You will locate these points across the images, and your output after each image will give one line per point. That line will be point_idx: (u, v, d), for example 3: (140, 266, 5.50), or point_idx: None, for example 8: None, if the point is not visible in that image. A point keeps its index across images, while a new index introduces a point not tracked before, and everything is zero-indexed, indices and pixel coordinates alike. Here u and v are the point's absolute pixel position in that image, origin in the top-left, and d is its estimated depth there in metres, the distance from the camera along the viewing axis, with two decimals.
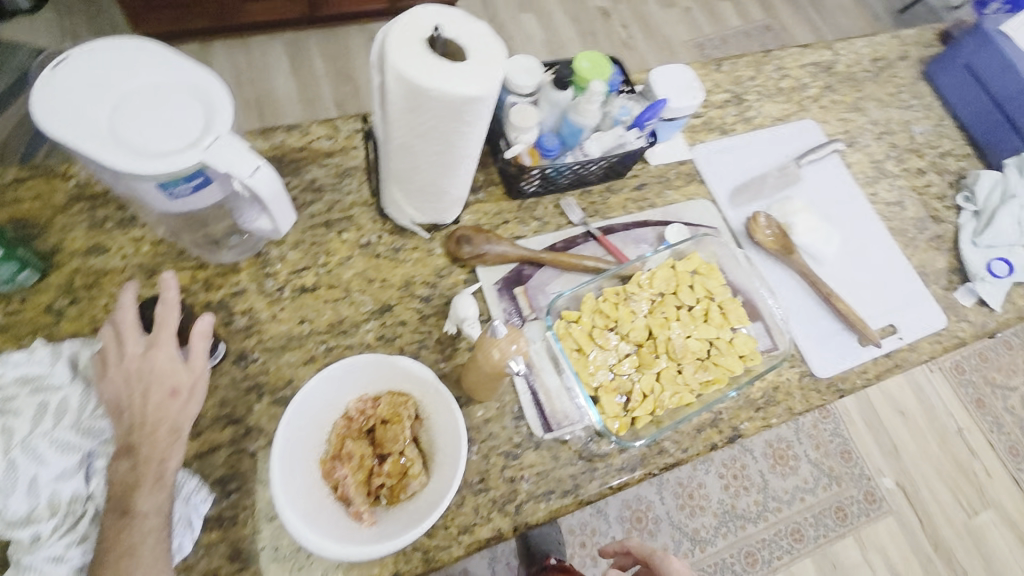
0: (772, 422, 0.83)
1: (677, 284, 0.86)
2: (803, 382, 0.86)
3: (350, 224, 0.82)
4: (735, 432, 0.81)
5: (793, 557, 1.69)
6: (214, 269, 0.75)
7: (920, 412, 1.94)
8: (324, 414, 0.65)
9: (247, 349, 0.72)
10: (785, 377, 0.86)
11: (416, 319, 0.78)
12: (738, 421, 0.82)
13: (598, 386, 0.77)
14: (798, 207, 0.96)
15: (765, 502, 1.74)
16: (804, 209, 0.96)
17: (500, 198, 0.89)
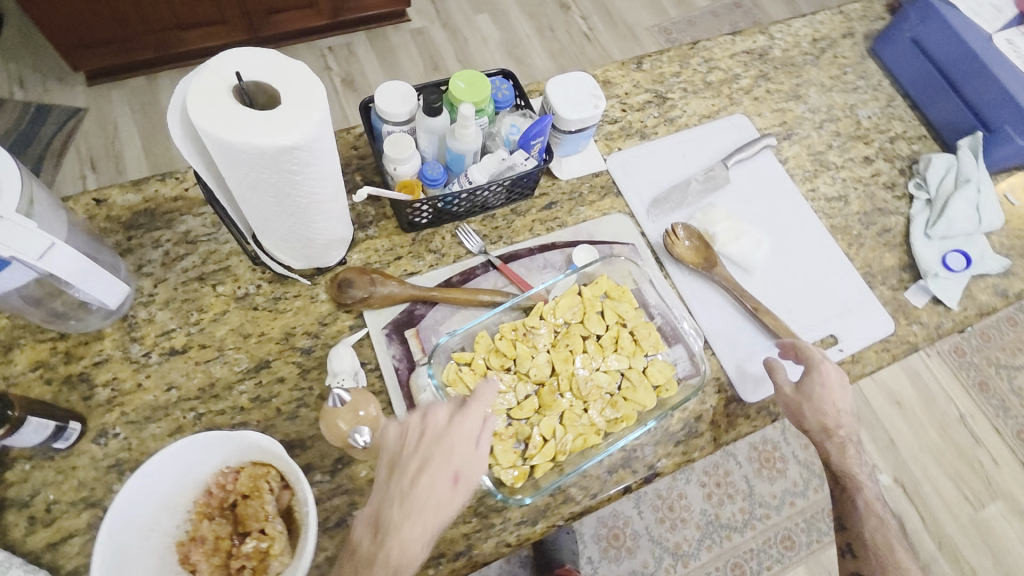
0: (694, 457, 0.77)
1: (585, 312, 0.79)
2: (729, 409, 0.79)
3: (226, 276, 0.77)
4: (651, 470, 0.75)
5: (784, 566, 1.57)
6: (75, 339, 0.71)
7: (920, 400, 1.82)
8: (175, 496, 0.60)
9: (108, 424, 0.68)
10: (708, 405, 0.79)
11: (296, 375, 0.73)
12: (655, 458, 0.76)
13: (492, 434, 0.71)
14: (721, 215, 0.88)
15: (752, 508, 1.62)
16: (728, 216, 0.88)
17: (392, 233, 0.83)
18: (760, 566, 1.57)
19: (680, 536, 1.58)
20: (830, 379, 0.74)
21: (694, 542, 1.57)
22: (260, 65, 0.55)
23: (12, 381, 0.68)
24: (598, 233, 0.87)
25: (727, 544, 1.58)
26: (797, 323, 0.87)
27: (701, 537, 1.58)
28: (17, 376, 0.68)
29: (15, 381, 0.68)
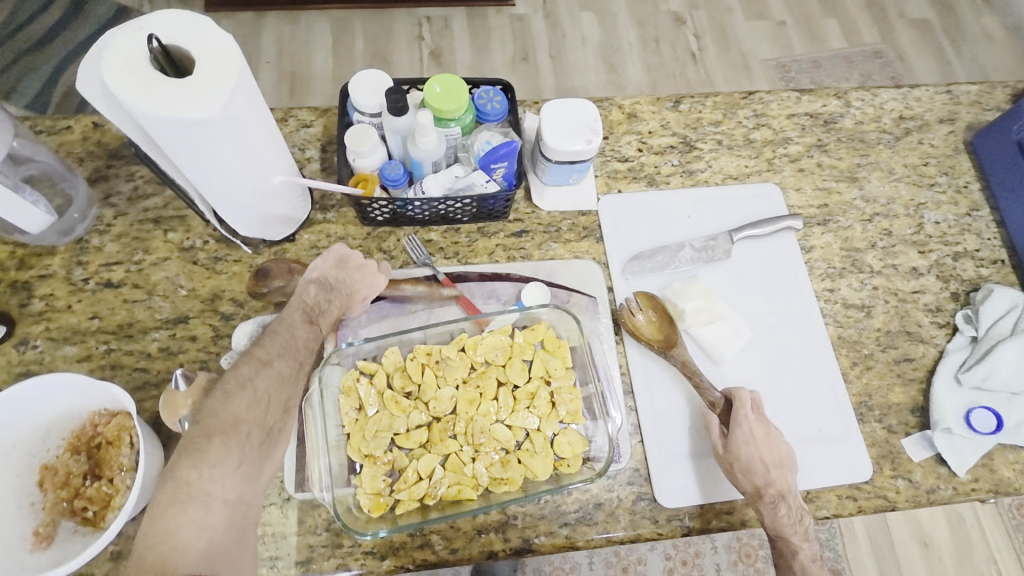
0: (578, 546, 0.68)
1: (509, 356, 0.73)
2: (637, 507, 0.70)
3: (179, 225, 0.79)
4: (525, 544, 0.68)
5: None
6: (32, 249, 0.76)
7: (954, 553, 1.42)
8: (44, 424, 0.63)
9: (31, 335, 0.72)
10: (615, 495, 0.70)
11: (208, 337, 0.74)
12: (533, 533, 0.68)
13: (366, 455, 0.67)
14: (701, 291, 0.78)
15: None
16: (708, 295, 0.78)
17: (349, 222, 0.81)
18: None
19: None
20: (754, 437, 0.69)
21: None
22: (182, 29, 0.54)
23: None
24: (559, 276, 0.80)
25: None
26: None
27: None
28: None
29: None
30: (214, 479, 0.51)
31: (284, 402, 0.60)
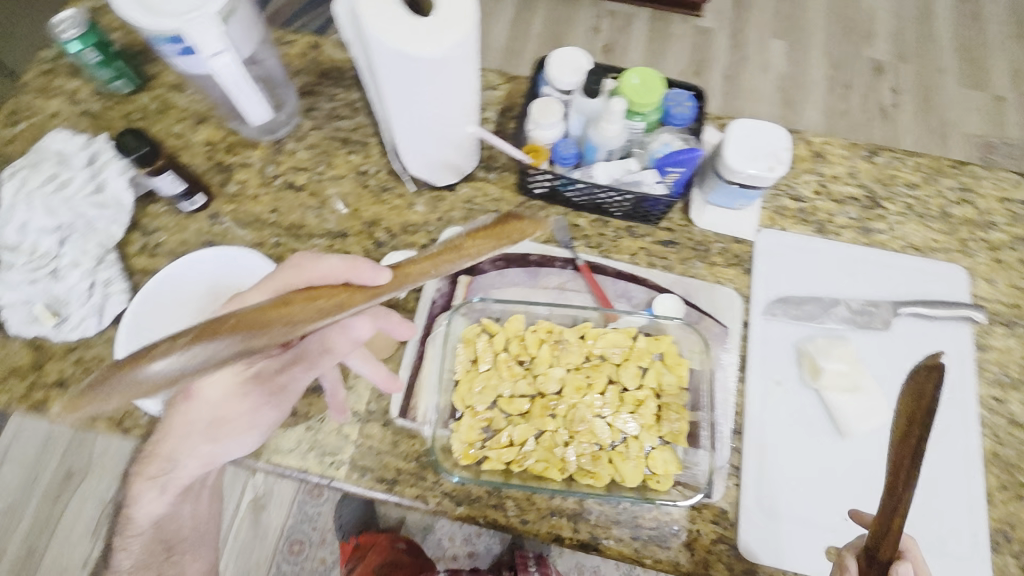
0: (644, 563, 0.67)
1: (626, 358, 0.73)
2: (713, 549, 0.67)
3: (361, 150, 0.86)
4: (592, 542, 0.67)
5: None
6: (241, 139, 0.86)
7: None
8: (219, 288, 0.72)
9: (222, 211, 0.82)
10: (694, 529, 0.68)
11: (359, 257, 0.80)
12: (604, 534, 0.67)
13: (469, 406, 0.71)
14: (849, 356, 0.71)
15: None
16: (856, 362, 0.71)
17: (508, 187, 0.84)
18: None
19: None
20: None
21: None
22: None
23: (189, 145, 0.86)
24: (697, 295, 0.77)
25: None
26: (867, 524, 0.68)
27: None
28: (195, 144, 0.86)
29: (191, 147, 0.86)
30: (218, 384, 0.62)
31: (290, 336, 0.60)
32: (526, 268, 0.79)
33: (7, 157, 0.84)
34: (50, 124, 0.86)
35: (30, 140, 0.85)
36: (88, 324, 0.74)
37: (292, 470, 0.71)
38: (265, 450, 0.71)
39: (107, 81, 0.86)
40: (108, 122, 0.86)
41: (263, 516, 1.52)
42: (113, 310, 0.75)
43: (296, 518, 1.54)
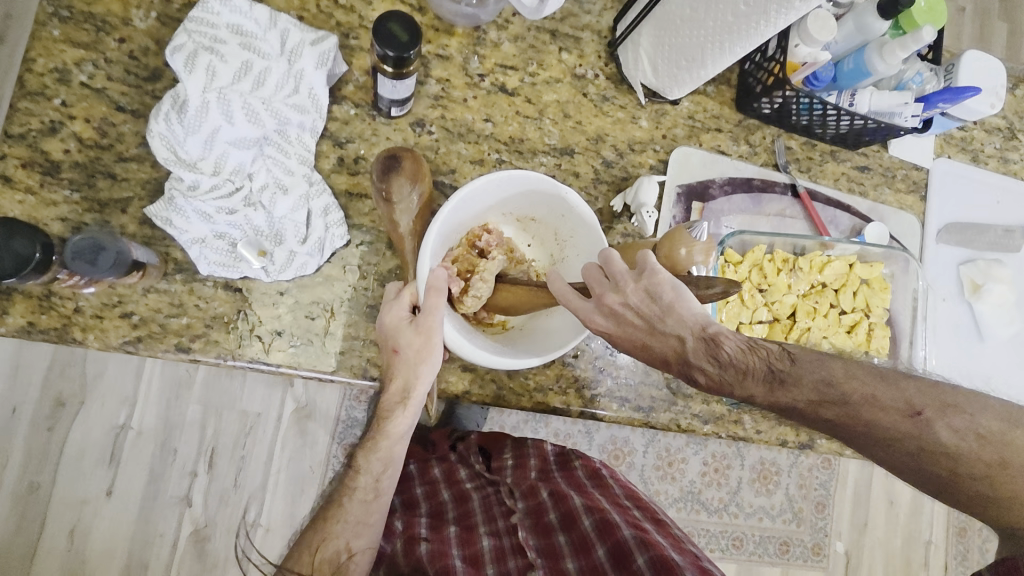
0: (845, 452, 0.78)
1: (843, 284, 0.79)
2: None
3: (573, 47, 0.73)
4: (810, 442, 0.77)
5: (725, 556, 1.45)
6: (431, 20, 0.68)
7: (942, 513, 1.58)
8: (472, 219, 0.61)
9: (426, 119, 0.67)
10: None
11: (589, 178, 0.73)
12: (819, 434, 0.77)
13: None
14: (1001, 276, 0.88)
15: (728, 503, 1.45)
16: (1007, 282, 0.88)
17: (725, 102, 0.79)
18: (705, 545, 1.44)
19: (662, 486, 1.42)
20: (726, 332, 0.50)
21: (670, 498, 1.42)
22: None
23: (366, 24, 0.65)
24: (888, 222, 0.85)
25: (693, 516, 1.44)
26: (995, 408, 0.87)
27: (677, 498, 1.43)
28: (372, 22, 0.66)
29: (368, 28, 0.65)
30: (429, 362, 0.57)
31: (390, 345, 0.57)
32: (751, 193, 0.79)
33: (98, 21, 0.57)
34: None
35: None
36: (306, 262, 0.60)
37: (555, 408, 0.69)
38: (526, 389, 0.68)
39: None
40: None
41: (310, 424, 1.29)
42: (333, 245, 0.60)
43: (344, 422, 1.30)
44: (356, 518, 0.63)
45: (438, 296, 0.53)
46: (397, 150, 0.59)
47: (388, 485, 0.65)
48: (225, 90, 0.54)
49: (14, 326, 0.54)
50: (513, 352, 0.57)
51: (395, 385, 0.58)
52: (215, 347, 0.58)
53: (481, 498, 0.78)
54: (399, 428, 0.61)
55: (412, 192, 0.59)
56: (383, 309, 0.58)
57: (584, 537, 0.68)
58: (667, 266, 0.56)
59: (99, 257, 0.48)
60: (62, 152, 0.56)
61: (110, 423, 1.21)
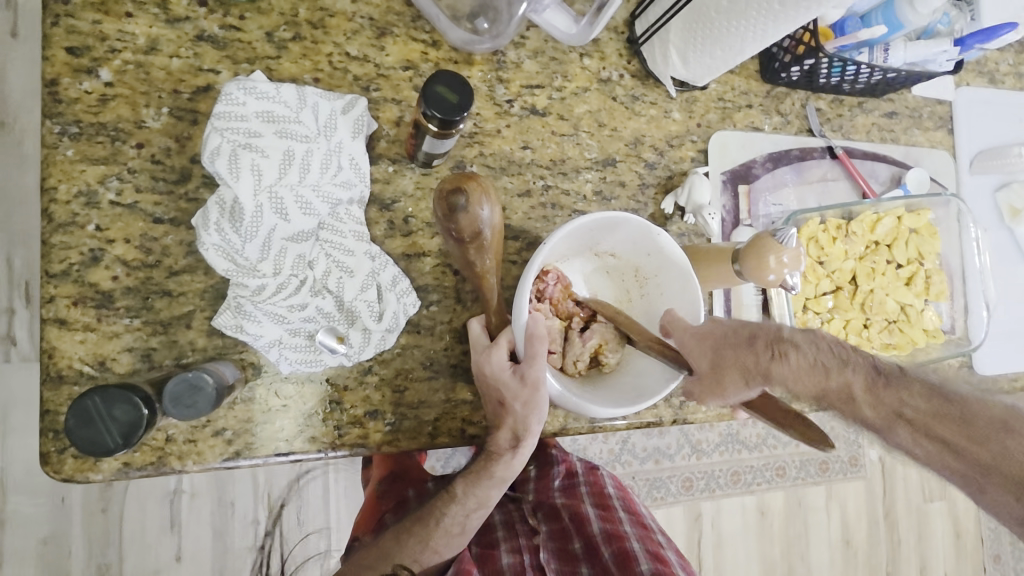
0: None
1: (895, 238, 0.80)
2: (961, 372, 0.82)
3: (594, 50, 0.69)
4: None
5: (769, 487, 1.42)
6: (447, 53, 0.63)
7: None
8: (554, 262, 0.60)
9: (466, 160, 0.64)
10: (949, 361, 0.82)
11: (636, 185, 0.71)
12: None
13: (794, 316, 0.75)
14: None
15: (765, 436, 1.42)
16: None
17: (750, 76, 0.76)
18: (751, 480, 1.41)
19: (703, 434, 1.36)
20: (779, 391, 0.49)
21: (713, 444, 1.37)
22: None
23: (384, 72, 0.61)
24: (923, 164, 0.84)
25: (735, 455, 1.39)
26: None
27: (718, 442, 1.37)
28: (390, 69, 0.61)
29: (387, 76, 0.61)
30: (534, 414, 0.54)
31: (495, 396, 0.55)
32: (792, 165, 0.78)
33: (111, 130, 0.53)
34: (152, 64, 0.55)
35: (134, 96, 0.54)
36: (384, 338, 0.57)
37: (649, 423, 0.69)
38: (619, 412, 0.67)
39: None
40: (250, 51, 0.57)
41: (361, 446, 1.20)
42: (405, 313, 0.58)
43: None
44: (437, 544, 0.60)
45: (541, 342, 0.51)
46: (457, 179, 0.51)
47: (476, 522, 0.61)
48: (275, 186, 0.51)
49: (110, 470, 0.52)
50: (613, 394, 0.57)
51: (503, 433, 0.56)
52: (314, 442, 0.57)
53: (503, 515, 0.79)
54: (507, 472, 0.58)
55: (487, 222, 0.51)
56: (479, 358, 0.55)
57: (605, 569, 0.67)
58: (755, 275, 0.57)
59: (197, 399, 0.46)
60: (111, 280, 0.53)
61: (162, 491, 1.11)
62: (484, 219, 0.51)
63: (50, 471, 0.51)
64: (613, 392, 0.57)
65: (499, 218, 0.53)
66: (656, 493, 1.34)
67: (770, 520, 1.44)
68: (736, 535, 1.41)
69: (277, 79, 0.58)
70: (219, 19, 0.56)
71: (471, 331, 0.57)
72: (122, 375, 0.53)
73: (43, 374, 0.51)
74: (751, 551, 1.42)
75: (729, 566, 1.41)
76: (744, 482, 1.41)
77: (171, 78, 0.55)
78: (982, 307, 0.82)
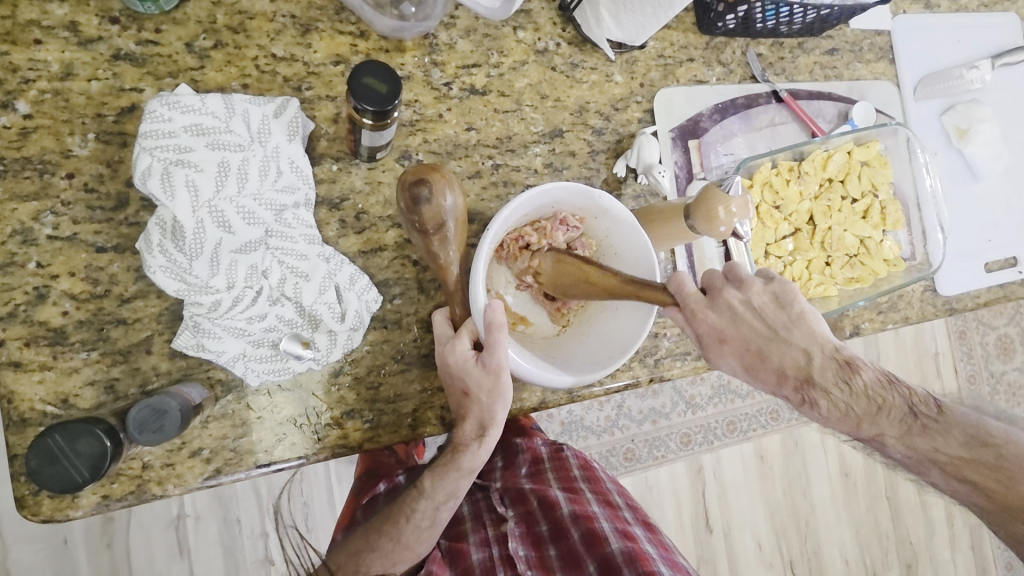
0: (887, 326, 0.81)
1: (847, 173, 0.81)
2: (924, 295, 0.84)
3: (527, 22, 0.68)
4: (854, 329, 0.79)
5: (765, 432, 1.46)
6: (377, 43, 0.62)
7: None
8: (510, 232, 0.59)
9: (411, 148, 0.63)
10: (911, 287, 0.83)
11: (586, 153, 0.70)
12: (860, 319, 0.80)
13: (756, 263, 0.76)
14: (984, 115, 0.91)
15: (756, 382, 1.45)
16: (990, 119, 0.91)
17: (688, 28, 0.75)
18: (748, 428, 1.44)
19: (696, 389, 1.39)
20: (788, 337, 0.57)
21: (707, 397, 1.39)
22: None
23: (314, 70, 0.60)
24: (868, 97, 0.85)
25: (729, 405, 1.42)
26: (1002, 240, 0.92)
27: (712, 395, 1.40)
28: (320, 66, 0.60)
29: (318, 73, 0.60)
30: (499, 403, 0.56)
31: (461, 386, 0.55)
32: (738, 114, 0.78)
33: (38, 163, 0.52)
34: (70, 90, 0.53)
35: (56, 125, 0.53)
36: (351, 337, 0.57)
37: (626, 384, 0.69)
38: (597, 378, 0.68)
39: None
40: (172, 64, 0.56)
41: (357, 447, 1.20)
42: (369, 310, 0.58)
43: None
44: (408, 540, 0.61)
45: (500, 331, 0.51)
46: (421, 171, 0.53)
47: (446, 513, 0.62)
48: (215, 200, 0.50)
49: (89, 505, 0.51)
50: (580, 362, 0.58)
51: (469, 424, 0.57)
52: (294, 449, 0.57)
53: (472, 504, 0.80)
54: (475, 463, 0.59)
55: (450, 209, 0.53)
56: (443, 349, 0.56)
57: (573, 549, 0.70)
58: (705, 226, 0.58)
59: (164, 422, 0.46)
60: (61, 315, 0.52)
61: (165, 517, 1.11)
62: (448, 209, 0.53)
63: (28, 514, 0.50)
64: (576, 361, 0.58)
65: (462, 207, 0.54)
66: (656, 452, 1.36)
67: (769, 462, 1.47)
68: (738, 481, 1.44)
69: (204, 90, 0.57)
70: (134, 34, 0.55)
71: (435, 321, 0.57)
72: (87, 410, 0.52)
73: (5, 420, 0.50)
74: (755, 495, 1.46)
75: (735, 513, 1.44)
76: (741, 430, 1.44)
77: (92, 102, 0.54)
78: (938, 230, 0.84)
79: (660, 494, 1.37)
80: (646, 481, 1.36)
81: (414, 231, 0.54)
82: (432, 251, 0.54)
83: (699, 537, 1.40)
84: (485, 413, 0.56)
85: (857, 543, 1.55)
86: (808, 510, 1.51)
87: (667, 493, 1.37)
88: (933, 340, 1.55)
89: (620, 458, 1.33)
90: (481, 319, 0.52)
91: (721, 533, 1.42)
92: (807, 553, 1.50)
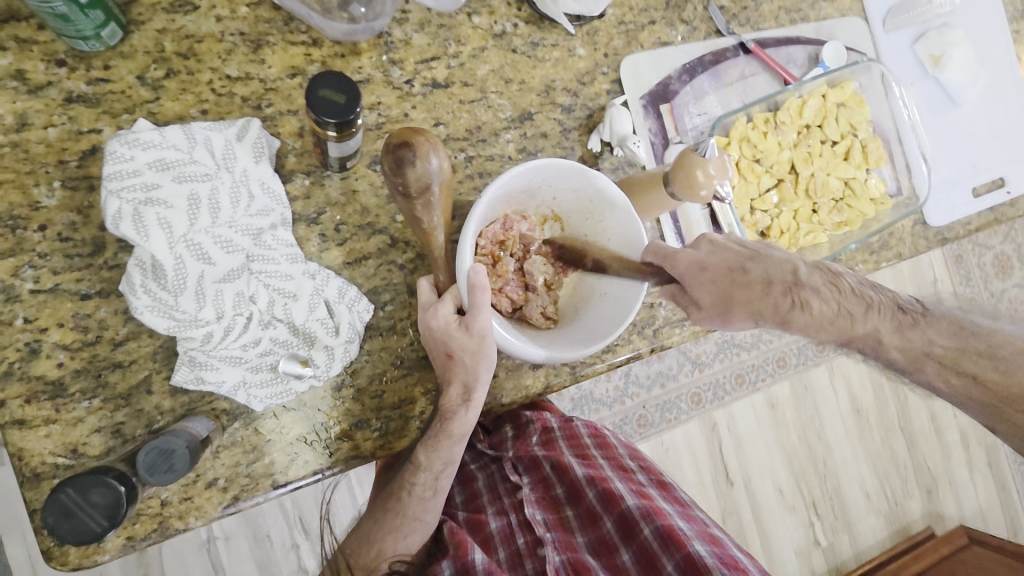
0: (882, 266, 0.81)
1: (824, 117, 0.80)
2: (915, 230, 0.83)
3: (481, 6, 0.66)
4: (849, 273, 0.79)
5: (773, 380, 1.48)
6: (331, 50, 0.61)
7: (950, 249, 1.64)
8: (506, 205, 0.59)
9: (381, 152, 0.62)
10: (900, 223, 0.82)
11: (558, 133, 0.70)
12: (854, 262, 0.79)
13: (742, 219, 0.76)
14: (956, 39, 0.89)
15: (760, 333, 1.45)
16: (963, 42, 0.89)
17: None
18: (756, 378, 1.46)
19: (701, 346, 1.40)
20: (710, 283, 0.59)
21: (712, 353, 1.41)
22: None
23: (272, 86, 0.59)
24: (837, 36, 0.83)
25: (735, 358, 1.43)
26: (987, 163, 0.92)
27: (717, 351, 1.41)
28: (277, 81, 0.59)
29: (276, 88, 0.59)
30: (485, 366, 0.55)
31: (444, 348, 0.55)
32: (707, 71, 0.77)
33: (8, 220, 0.51)
34: (28, 140, 0.52)
35: (20, 178, 0.52)
36: (348, 349, 0.57)
37: (626, 358, 0.69)
38: (597, 355, 0.68)
39: (89, 36, 0.51)
40: (126, 100, 0.55)
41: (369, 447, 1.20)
42: (362, 320, 0.58)
43: None
44: (414, 511, 0.61)
45: (484, 292, 0.51)
46: (406, 133, 0.50)
47: (447, 481, 0.61)
48: (190, 233, 0.50)
49: (115, 547, 0.52)
50: (568, 338, 0.57)
51: (455, 389, 0.56)
52: (309, 466, 0.58)
53: (487, 477, 0.76)
54: (465, 428, 0.58)
55: (435, 168, 0.51)
56: (425, 315, 0.55)
57: (590, 509, 0.70)
58: (686, 189, 0.58)
59: (173, 462, 0.46)
60: (56, 367, 0.52)
61: (195, 542, 1.12)
62: (434, 170, 0.51)
63: (57, 565, 0.51)
64: (551, 337, 0.58)
65: (447, 172, 0.53)
66: (668, 414, 1.38)
67: (782, 409, 1.49)
68: (753, 431, 1.46)
69: (163, 121, 0.56)
70: (84, 74, 0.53)
71: (420, 287, 0.56)
72: (98, 457, 0.52)
73: (19, 477, 0.51)
74: (769, 443, 1.48)
75: (754, 462, 1.46)
76: (750, 381, 1.45)
77: (52, 148, 0.53)
78: (921, 162, 0.84)
79: (677, 455, 1.39)
80: (661, 444, 1.37)
81: (399, 201, 0.52)
82: (415, 217, 0.53)
83: (719, 490, 1.42)
84: (472, 374, 0.55)
85: (874, 475, 1.57)
86: (824, 450, 1.53)
87: (683, 453, 1.39)
88: (929, 267, 1.55)
89: (634, 425, 1.35)
90: (465, 284, 0.51)
91: (740, 484, 1.44)
92: (827, 492, 1.52)
